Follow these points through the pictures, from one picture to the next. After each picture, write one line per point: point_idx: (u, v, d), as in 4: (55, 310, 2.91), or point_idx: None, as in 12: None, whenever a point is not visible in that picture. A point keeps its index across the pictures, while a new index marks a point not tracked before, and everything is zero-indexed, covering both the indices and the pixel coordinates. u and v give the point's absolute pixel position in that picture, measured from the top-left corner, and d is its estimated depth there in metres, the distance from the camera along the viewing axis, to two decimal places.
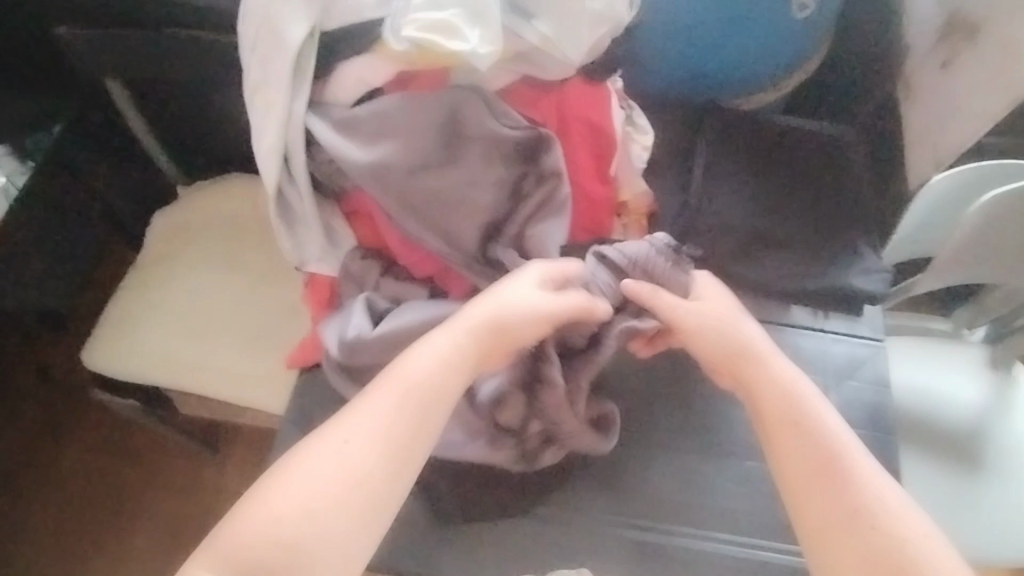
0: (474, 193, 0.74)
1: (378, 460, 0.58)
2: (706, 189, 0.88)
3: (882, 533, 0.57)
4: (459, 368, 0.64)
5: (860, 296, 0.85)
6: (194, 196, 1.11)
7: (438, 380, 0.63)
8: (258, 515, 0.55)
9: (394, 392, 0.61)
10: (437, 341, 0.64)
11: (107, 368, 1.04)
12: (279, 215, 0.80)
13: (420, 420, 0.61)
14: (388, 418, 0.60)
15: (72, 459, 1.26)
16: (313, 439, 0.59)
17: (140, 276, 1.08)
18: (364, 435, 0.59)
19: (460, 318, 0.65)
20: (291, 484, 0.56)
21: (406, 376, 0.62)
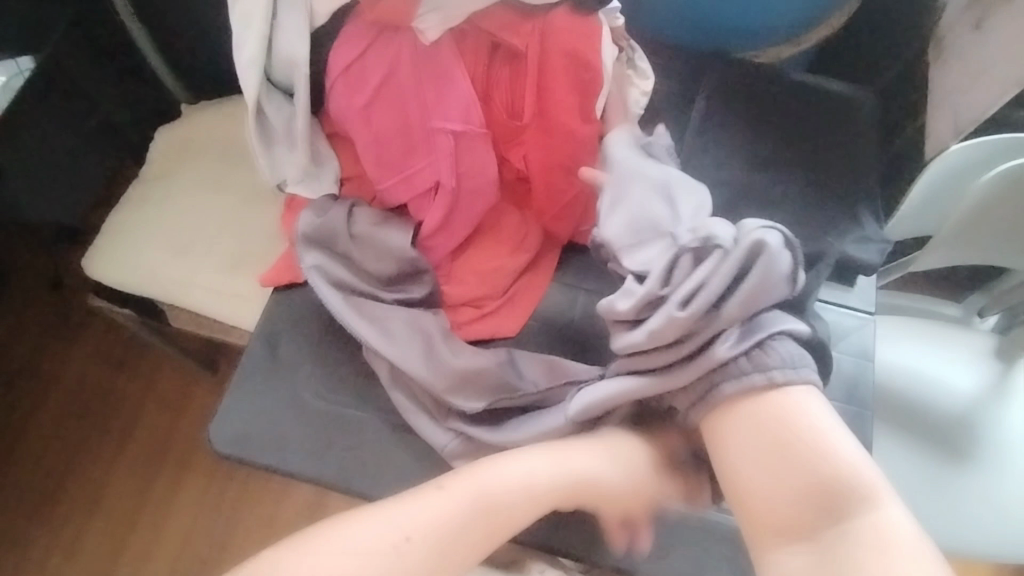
0: (456, 134, 0.73)
1: (427, 563, 0.55)
2: (700, 141, 0.86)
3: (876, 533, 0.51)
4: (523, 509, 0.60)
5: (855, 264, 0.81)
6: (195, 115, 1.09)
7: (526, 493, 0.60)
8: (294, 569, 0.52)
9: (468, 494, 0.59)
10: (529, 461, 0.62)
11: (102, 278, 1.01)
12: (258, 132, 0.78)
13: (485, 526, 0.58)
14: (455, 522, 0.57)
15: (73, 367, 1.30)
16: (362, 511, 0.57)
17: (138, 188, 1.05)
18: (426, 528, 0.56)
19: (555, 447, 0.64)
20: (331, 548, 0.53)
21: (485, 487, 0.59)
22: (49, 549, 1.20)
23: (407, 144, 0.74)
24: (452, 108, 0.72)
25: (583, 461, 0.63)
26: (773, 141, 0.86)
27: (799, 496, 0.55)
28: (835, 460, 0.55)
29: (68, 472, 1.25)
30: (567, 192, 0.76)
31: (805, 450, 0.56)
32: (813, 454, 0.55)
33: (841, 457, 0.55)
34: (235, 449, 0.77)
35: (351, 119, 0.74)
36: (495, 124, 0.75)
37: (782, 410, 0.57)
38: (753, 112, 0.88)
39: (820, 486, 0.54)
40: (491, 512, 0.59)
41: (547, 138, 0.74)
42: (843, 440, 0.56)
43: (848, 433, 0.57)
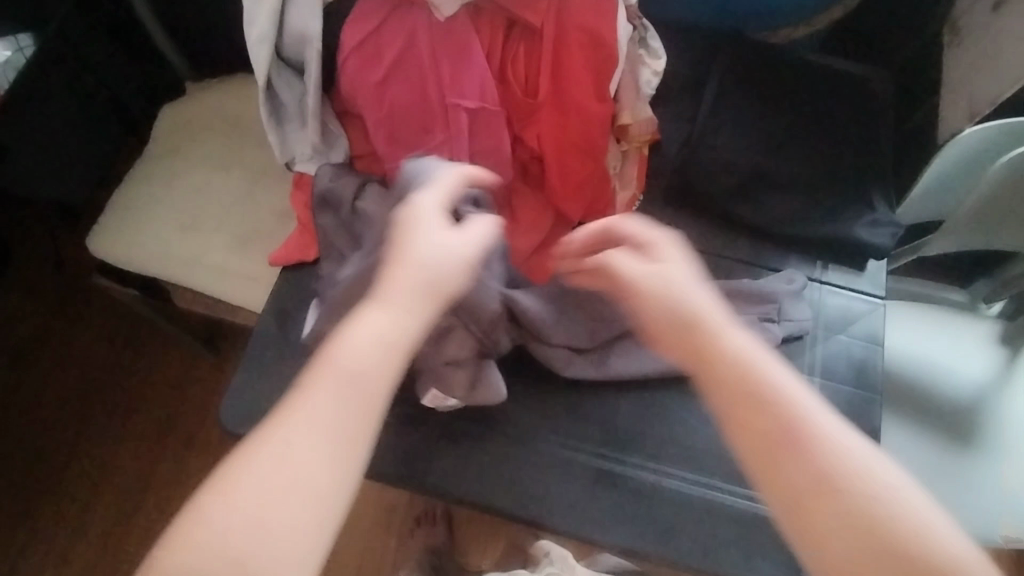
0: (474, 112, 0.72)
1: (329, 467, 0.43)
2: (713, 123, 0.85)
3: (866, 502, 0.42)
4: (407, 355, 0.47)
5: (866, 249, 0.81)
6: (201, 94, 1.07)
7: (391, 369, 0.46)
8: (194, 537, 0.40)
9: (329, 382, 0.45)
10: (378, 318, 0.47)
11: (106, 256, 1.00)
12: (268, 108, 0.77)
13: (368, 407, 0.45)
14: (322, 418, 0.44)
15: (76, 346, 1.30)
16: (240, 462, 0.43)
17: (143, 166, 1.04)
18: (322, 433, 0.44)
19: (382, 292, 0.49)
20: (233, 501, 0.41)
21: (337, 372, 0.45)
22: (54, 524, 1.20)
23: (422, 122, 0.73)
24: (468, 85, 0.72)
25: (416, 261, 0.50)
26: (788, 124, 0.86)
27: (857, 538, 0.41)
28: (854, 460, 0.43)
29: (72, 450, 1.25)
30: (581, 173, 0.76)
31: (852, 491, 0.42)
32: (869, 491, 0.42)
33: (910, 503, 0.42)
34: (245, 427, 0.77)
35: (365, 96, 0.73)
36: (511, 103, 0.75)
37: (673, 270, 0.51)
38: (767, 94, 0.87)
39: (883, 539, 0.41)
40: (425, 299, 0.49)
41: (563, 118, 0.74)
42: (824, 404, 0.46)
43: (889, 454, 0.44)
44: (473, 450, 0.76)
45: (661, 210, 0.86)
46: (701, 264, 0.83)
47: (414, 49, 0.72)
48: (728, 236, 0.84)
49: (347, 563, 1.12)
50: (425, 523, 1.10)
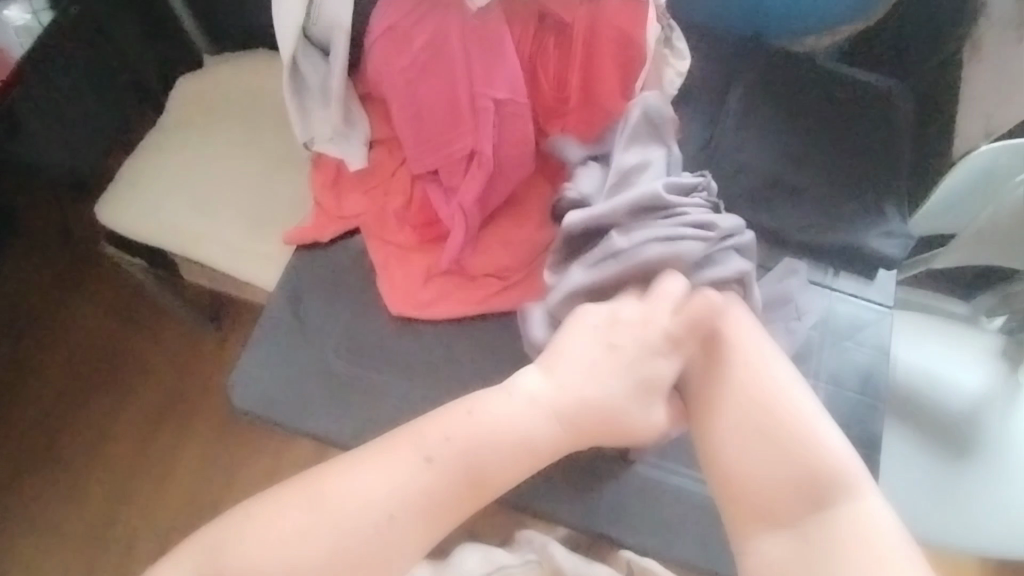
0: (507, 100, 0.72)
1: (410, 533, 0.51)
2: (733, 126, 0.86)
3: (795, 442, 0.54)
4: (536, 444, 0.55)
5: (877, 258, 0.82)
6: (220, 67, 1.07)
7: (509, 477, 0.55)
8: (319, 520, 0.50)
9: (454, 460, 0.53)
10: (519, 399, 0.55)
11: (117, 227, 1.00)
12: (293, 87, 0.77)
13: (462, 500, 0.54)
14: (434, 489, 0.52)
15: (79, 314, 1.29)
16: (348, 472, 0.52)
17: (160, 138, 1.03)
18: (409, 494, 0.52)
19: (559, 383, 0.56)
20: (352, 507, 0.50)
21: (471, 448, 0.53)
22: (49, 488, 1.21)
23: (448, 109, 0.74)
24: (498, 75, 0.72)
25: (603, 378, 0.56)
26: (806, 132, 0.87)
27: (784, 480, 0.53)
28: (796, 411, 0.55)
29: (71, 418, 1.25)
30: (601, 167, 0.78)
31: (792, 443, 0.54)
32: (799, 442, 0.54)
33: (835, 451, 0.54)
34: (254, 404, 0.77)
35: (394, 79, 0.74)
36: (539, 94, 0.76)
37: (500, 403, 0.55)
38: (786, 101, 0.88)
39: (809, 476, 0.53)
40: (571, 422, 0.55)
41: (588, 113, 0.76)
42: (785, 371, 0.58)
43: (824, 411, 0.56)
44: None
45: None
46: None
47: (445, 37, 0.72)
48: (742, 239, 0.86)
49: None
50: None
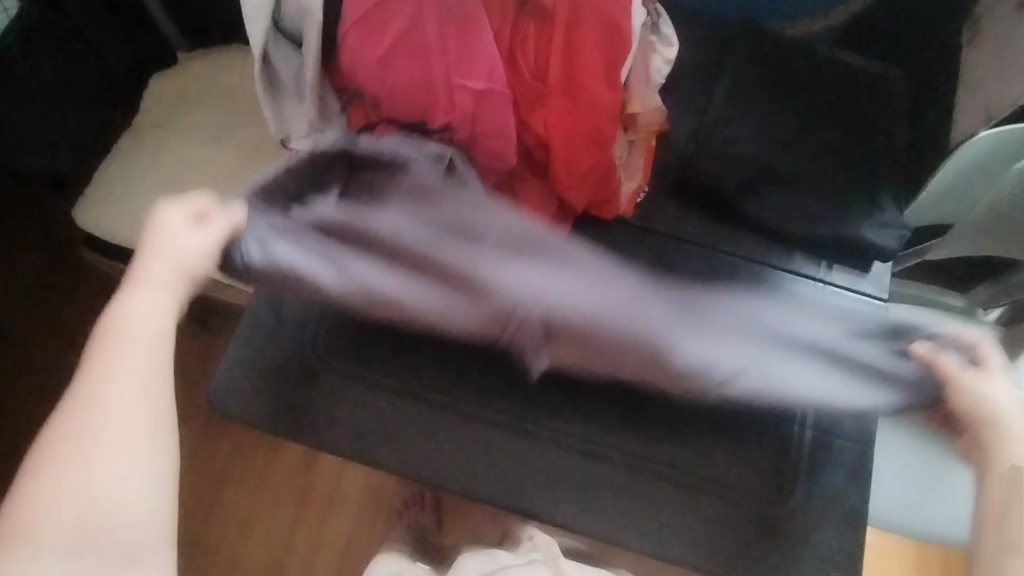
0: (487, 87, 0.70)
1: (144, 415, 0.53)
2: (724, 115, 0.84)
3: None
4: (159, 316, 0.57)
5: (872, 250, 0.80)
6: (197, 63, 1.04)
7: (150, 327, 0.57)
8: (40, 510, 0.49)
9: (113, 347, 0.55)
10: (146, 303, 0.57)
11: (92, 230, 0.96)
12: (265, 81, 0.74)
13: (146, 359, 0.55)
14: (139, 375, 0.54)
15: (63, 321, 1.25)
16: (44, 459, 0.50)
17: (134, 137, 1.00)
18: (121, 392, 0.53)
19: (145, 283, 0.57)
20: (55, 489, 0.49)
21: (120, 335, 0.56)
22: None
23: (425, 99, 0.71)
24: (478, 64, 0.70)
25: (176, 253, 0.58)
26: (798, 119, 0.84)
27: None
28: None
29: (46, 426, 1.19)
30: (587, 159, 0.75)
31: None
32: None
33: None
34: (233, 410, 0.75)
35: (365, 70, 0.70)
36: (520, 85, 0.73)
37: (148, 300, 0.57)
38: (777, 88, 0.85)
39: None
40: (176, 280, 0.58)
41: (571, 103, 0.73)
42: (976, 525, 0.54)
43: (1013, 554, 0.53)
44: (463, 440, 0.74)
45: (666, 203, 0.85)
46: (701, 257, 0.82)
47: (421, 28, 0.69)
48: (733, 232, 0.83)
49: (336, 545, 1.12)
50: (414, 505, 1.10)
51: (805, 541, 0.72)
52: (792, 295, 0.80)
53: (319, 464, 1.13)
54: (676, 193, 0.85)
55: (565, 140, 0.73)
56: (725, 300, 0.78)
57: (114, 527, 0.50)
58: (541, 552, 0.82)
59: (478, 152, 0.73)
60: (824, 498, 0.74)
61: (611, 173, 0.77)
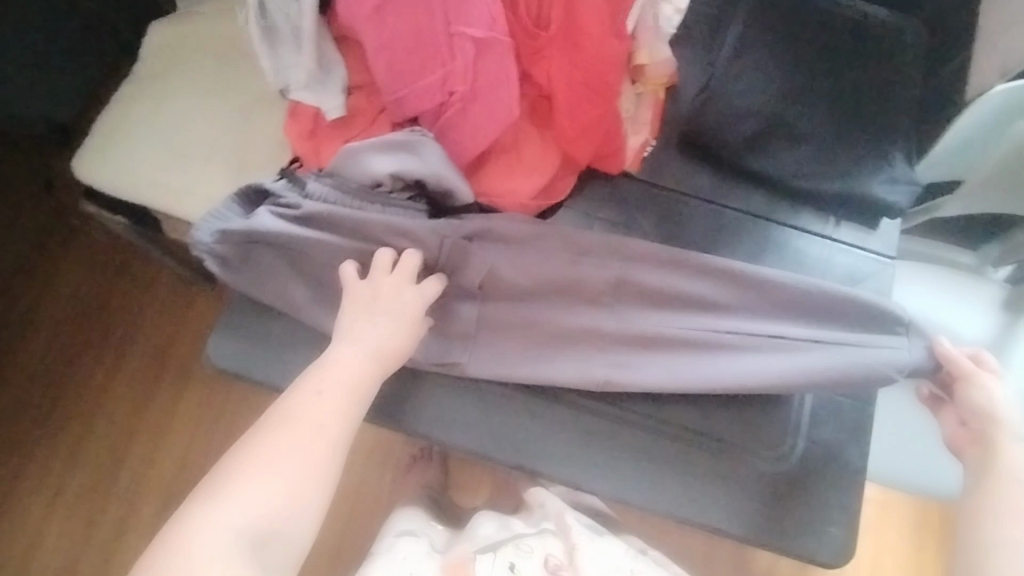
0: (489, 36, 0.69)
1: (335, 448, 0.62)
2: (734, 67, 0.82)
3: None
4: (367, 375, 0.66)
5: (882, 206, 0.78)
6: (193, 13, 1.01)
7: (359, 373, 0.65)
8: (245, 493, 0.58)
9: (325, 386, 0.64)
10: (352, 357, 0.66)
11: (93, 182, 0.95)
12: (261, 29, 0.72)
13: (347, 410, 0.63)
14: (338, 410, 0.63)
15: (66, 274, 1.23)
16: (249, 460, 0.59)
17: (132, 87, 0.98)
18: (324, 428, 0.62)
19: (358, 335, 0.67)
20: (238, 496, 0.57)
21: (334, 374, 0.64)
22: (44, 454, 1.15)
23: (425, 48, 0.70)
24: (477, 14, 0.69)
25: (368, 329, 0.67)
26: (810, 72, 0.82)
27: None
28: None
29: (49, 383, 1.18)
30: (590, 113, 0.73)
31: None
32: None
33: None
34: (236, 365, 0.75)
35: (363, 18, 0.69)
36: (521, 34, 0.72)
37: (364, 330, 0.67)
38: (785, 41, 0.83)
39: None
40: (356, 384, 0.65)
41: (574, 51, 0.71)
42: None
43: None
44: (467, 392, 0.75)
45: (674, 158, 0.83)
46: (708, 214, 0.81)
47: None
48: (740, 188, 0.82)
49: (343, 503, 1.12)
50: (420, 461, 1.10)
51: (804, 496, 0.73)
52: (796, 253, 0.80)
53: None
54: (683, 147, 0.83)
55: (566, 89, 0.73)
56: (731, 258, 0.80)
57: (271, 530, 0.57)
58: (554, 520, 0.83)
59: (479, 102, 0.71)
60: (824, 454, 0.75)
61: (615, 126, 0.76)
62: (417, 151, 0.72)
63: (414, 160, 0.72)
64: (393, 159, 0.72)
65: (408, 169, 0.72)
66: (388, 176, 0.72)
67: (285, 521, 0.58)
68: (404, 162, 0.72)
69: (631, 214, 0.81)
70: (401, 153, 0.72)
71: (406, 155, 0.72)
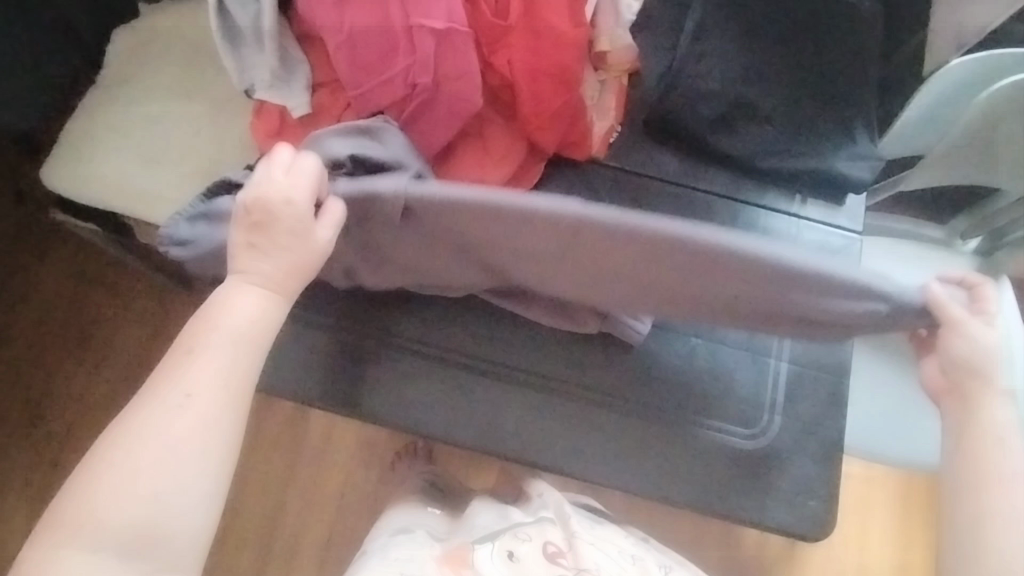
0: (449, 26, 0.69)
1: (226, 413, 0.56)
2: (696, 49, 0.83)
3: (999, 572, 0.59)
4: (259, 324, 0.59)
5: (847, 182, 0.80)
6: (155, 17, 1.01)
7: (251, 322, 0.58)
8: (120, 479, 0.53)
9: (212, 338, 0.57)
10: (240, 299, 0.58)
11: (61, 192, 0.95)
12: (221, 30, 0.72)
13: (238, 368, 0.57)
14: (227, 370, 0.57)
15: (40, 285, 1.22)
16: (124, 438, 0.54)
17: (97, 94, 0.98)
18: (212, 395, 0.56)
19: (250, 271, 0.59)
20: (111, 481, 0.52)
21: (220, 325, 0.57)
22: (25, 467, 1.15)
23: (386, 41, 0.70)
24: (436, 5, 0.69)
25: (262, 265, 0.58)
26: (772, 53, 0.83)
27: None
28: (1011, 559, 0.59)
29: (27, 396, 1.18)
30: (554, 100, 0.74)
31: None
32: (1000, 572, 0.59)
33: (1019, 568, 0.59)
34: None
35: (323, 14, 0.69)
36: (482, 25, 0.73)
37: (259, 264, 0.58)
38: (745, 22, 0.84)
39: None
40: (246, 333, 0.58)
41: (535, 41, 0.72)
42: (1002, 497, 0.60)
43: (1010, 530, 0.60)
44: (443, 387, 0.75)
45: (641, 143, 0.84)
46: (677, 197, 0.82)
47: None
48: (708, 170, 0.83)
49: (330, 500, 1.12)
50: (405, 458, 1.10)
51: (781, 470, 0.74)
52: (765, 232, 0.81)
53: (307, 422, 1.14)
54: (649, 131, 0.84)
55: (529, 79, 0.73)
56: None
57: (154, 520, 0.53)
58: (553, 509, 0.83)
59: (443, 94, 0.71)
60: (799, 427, 0.76)
61: (580, 113, 0.77)
62: (380, 137, 0.68)
63: (376, 146, 0.67)
64: (353, 143, 0.67)
65: (369, 153, 0.66)
66: (348, 161, 0.66)
67: (170, 508, 0.53)
68: (366, 149, 0.67)
69: (600, 200, 0.82)
70: (363, 138, 0.68)
71: (368, 143, 0.67)
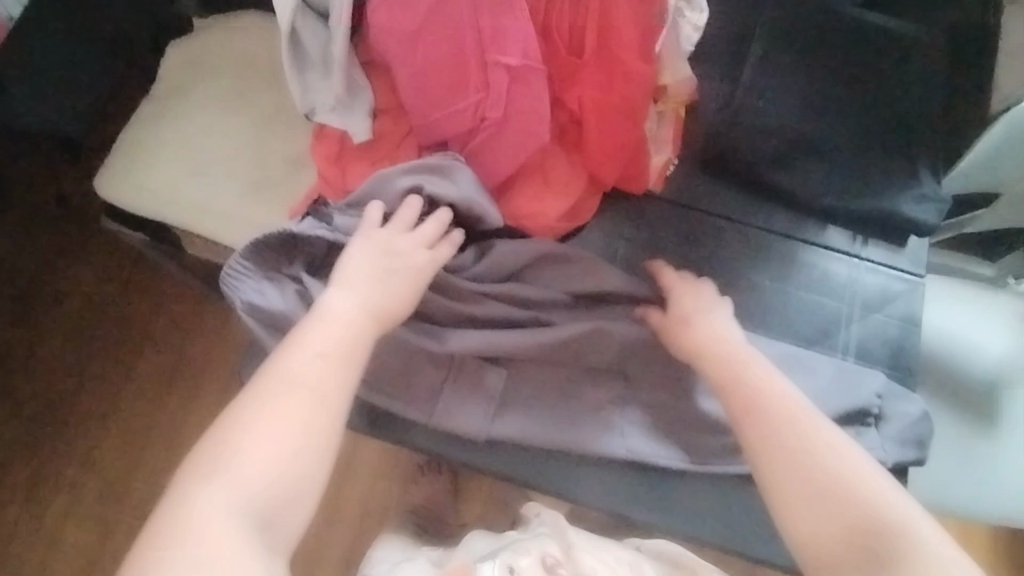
0: (522, 62, 0.69)
1: (329, 403, 0.57)
2: (758, 84, 0.82)
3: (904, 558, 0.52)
4: (363, 334, 0.62)
5: (912, 224, 0.78)
6: (214, 33, 1.02)
7: (349, 329, 0.61)
8: (232, 471, 0.52)
9: (307, 353, 0.59)
10: (340, 306, 0.62)
11: (116, 201, 0.96)
12: (292, 55, 0.73)
13: (340, 368, 0.59)
14: (328, 365, 0.59)
15: (82, 288, 1.22)
16: (231, 440, 0.54)
17: (155, 107, 0.99)
18: (315, 385, 0.57)
19: (355, 284, 0.64)
20: (217, 479, 0.51)
21: (317, 334, 0.60)
22: (56, 468, 1.15)
23: (457, 75, 0.70)
24: (511, 41, 0.69)
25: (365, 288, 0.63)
26: (834, 91, 0.82)
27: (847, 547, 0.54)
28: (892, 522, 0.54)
29: (62, 399, 1.18)
30: (620, 136, 0.74)
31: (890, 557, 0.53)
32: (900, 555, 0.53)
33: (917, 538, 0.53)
34: None
35: (396, 46, 0.69)
36: (554, 61, 0.73)
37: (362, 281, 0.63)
38: (807, 57, 0.83)
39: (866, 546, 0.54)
40: (350, 338, 0.61)
41: (606, 77, 0.72)
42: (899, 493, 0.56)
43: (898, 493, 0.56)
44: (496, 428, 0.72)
45: (699, 177, 0.83)
46: (733, 232, 0.82)
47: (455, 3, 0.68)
48: (765, 207, 0.83)
49: (350, 517, 1.12)
50: (427, 474, 1.13)
51: None
52: (822, 271, 0.80)
53: None
54: (704, 164, 0.83)
55: (596, 114, 0.73)
56: (756, 276, 0.80)
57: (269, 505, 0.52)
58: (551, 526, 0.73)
59: (509, 129, 0.72)
60: None
61: (642, 148, 0.77)
62: (447, 171, 0.72)
63: (444, 182, 0.71)
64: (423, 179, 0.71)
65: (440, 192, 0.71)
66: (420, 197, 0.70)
67: (283, 501, 0.53)
68: (436, 183, 0.71)
69: (656, 233, 0.81)
70: (432, 176, 0.71)
71: (436, 179, 0.72)
